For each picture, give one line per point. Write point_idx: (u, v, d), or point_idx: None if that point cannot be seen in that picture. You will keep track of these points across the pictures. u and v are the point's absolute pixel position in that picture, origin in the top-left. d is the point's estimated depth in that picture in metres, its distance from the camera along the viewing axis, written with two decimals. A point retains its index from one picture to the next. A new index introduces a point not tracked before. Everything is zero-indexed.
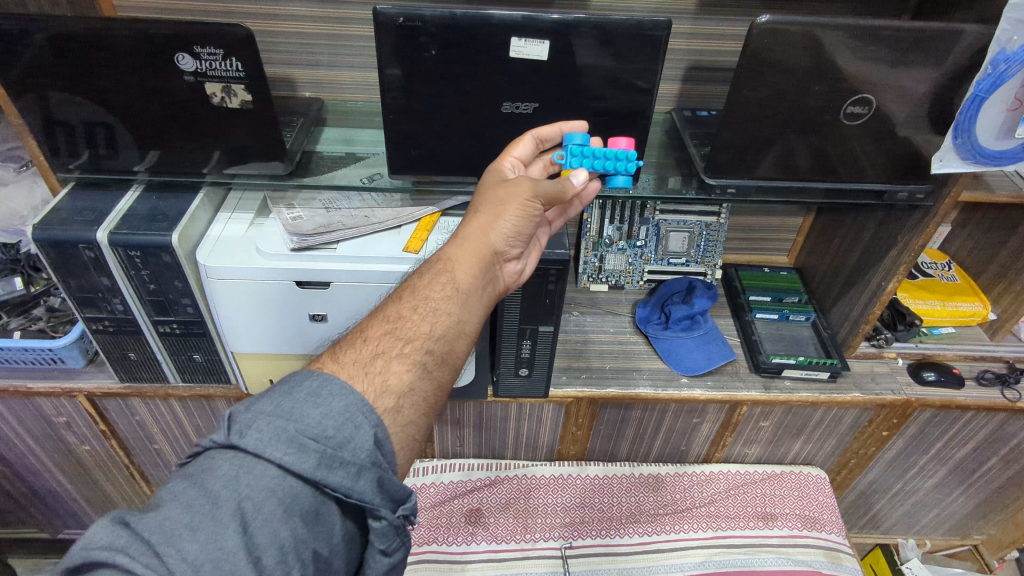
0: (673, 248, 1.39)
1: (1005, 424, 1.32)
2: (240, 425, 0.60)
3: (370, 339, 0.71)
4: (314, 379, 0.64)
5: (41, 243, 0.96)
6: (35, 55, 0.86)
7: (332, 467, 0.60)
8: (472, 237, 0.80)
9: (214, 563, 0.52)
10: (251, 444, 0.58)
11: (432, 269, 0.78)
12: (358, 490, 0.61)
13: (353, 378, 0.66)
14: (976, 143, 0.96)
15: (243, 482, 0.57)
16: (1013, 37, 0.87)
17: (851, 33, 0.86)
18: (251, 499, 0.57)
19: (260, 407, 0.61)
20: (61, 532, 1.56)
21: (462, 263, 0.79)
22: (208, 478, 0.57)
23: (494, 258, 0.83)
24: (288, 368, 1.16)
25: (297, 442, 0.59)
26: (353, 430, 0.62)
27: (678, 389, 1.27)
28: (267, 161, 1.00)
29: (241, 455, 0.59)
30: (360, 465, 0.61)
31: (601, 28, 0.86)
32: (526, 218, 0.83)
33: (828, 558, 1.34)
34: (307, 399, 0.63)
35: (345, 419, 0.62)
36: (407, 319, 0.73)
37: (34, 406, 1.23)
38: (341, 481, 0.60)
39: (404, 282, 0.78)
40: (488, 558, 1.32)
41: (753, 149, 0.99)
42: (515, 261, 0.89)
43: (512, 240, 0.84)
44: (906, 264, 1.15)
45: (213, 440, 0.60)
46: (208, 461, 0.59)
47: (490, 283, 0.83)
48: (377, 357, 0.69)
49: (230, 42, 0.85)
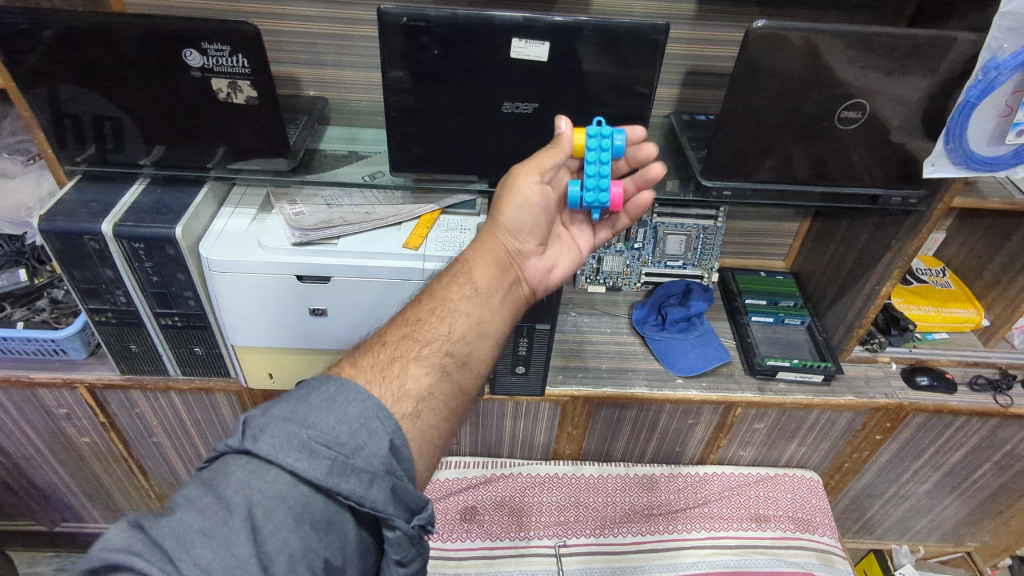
0: (671, 251, 1.40)
1: (998, 430, 1.33)
2: (254, 431, 0.60)
3: (388, 343, 0.72)
4: (331, 384, 0.65)
5: (47, 234, 0.98)
6: (46, 49, 0.88)
7: (344, 474, 0.60)
8: (485, 238, 0.85)
9: (227, 569, 0.53)
10: (264, 449, 0.59)
11: (451, 272, 0.81)
12: (371, 499, 0.60)
13: (370, 382, 0.67)
14: (967, 149, 0.97)
15: (255, 488, 0.58)
16: (1005, 45, 0.88)
17: (846, 40, 0.88)
18: (262, 506, 0.57)
19: (275, 412, 0.62)
20: (59, 524, 1.57)
21: (479, 263, 0.82)
22: (221, 483, 0.58)
23: (511, 256, 0.85)
24: (289, 362, 1.18)
25: (308, 448, 0.60)
26: (367, 436, 0.62)
27: (673, 390, 1.28)
28: (271, 157, 1.02)
29: (254, 461, 0.59)
30: (373, 473, 0.61)
31: (601, 32, 0.88)
32: (529, 205, 0.84)
33: (819, 560, 1.35)
34: (323, 404, 0.63)
35: (359, 424, 0.62)
36: (425, 322, 0.74)
37: (35, 397, 1.24)
38: (353, 489, 0.59)
39: (425, 285, 0.81)
40: (483, 554, 1.34)
41: (748, 152, 1.01)
42: (540, 259, 0.89)
43: (523, 235, 0.86)
44: (900, 269, 1.16)
45: (228, 445, 0.60)
46: (223, 466, 0.60)
47: (511, 284, 0.84)
48: (394, 361, 0.69)
49: (237, 39, 0.87)
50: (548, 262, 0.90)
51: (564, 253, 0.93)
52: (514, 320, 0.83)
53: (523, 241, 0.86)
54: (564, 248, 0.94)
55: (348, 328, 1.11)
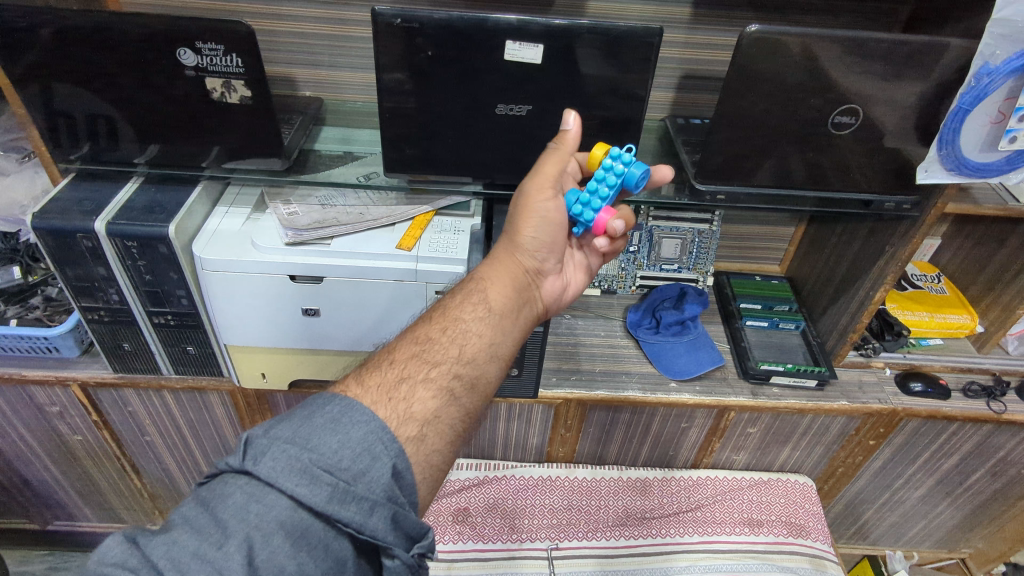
0: (665, 254, 1.40)
1: (991, 436, 1.33)
2: (255, 452, 0.59)
3: (396, 361, 0.72)
4: (336, 404, 0.64)
5: (41, 231, 0.98)
6: (40, 47, 0.88)
7: (344, 502, 0.59)
8: (502, 258, 0.86)
9: None
10: (264, 472, 0.58)
11: (465, 291, 0.81)
12: (371, 527, 0.59)
13: (376, 403, 0.66)
14: (959, 155, 0.97)
15: (254, 511, 0.57)
16: (997, 51, 0.87)
17: (840, 45, 0.88)
18: (259, 530, 0.56)
19: (278, 433, 0.61)
20: (50, 523, 1.57)
21: (495, 285, 0.82)
22: (220, 505, 0.57)
23: (527, 275, 0.86)
24: (281, 360, 1.18)
25: (309, 473, 0.59)
26: (370, 461, 0.61)
27: (666, 393, 1.28)
28: (266, 157, 1.02)
29: (254, 483, 0.58)
30: (374, 500, 0.60)
31: (595, 34, 0.88)
32: (546, 223, 0.85)
33: (812, 565, 1.35)
34: (327, 426, 0.62)
35: (362, 449, 0.62)
36: (435, 342, 0.74)
37: (28, 395, 1.24)
38: (353, 517, 0.59)
39: (436, 303, 0.81)
40: (475, 557, 1.33)
41: (742, 156, 1.01)
42: (554, 278, 0.90)
43: (541, 253, 0.87)
44: (895, 274, 1.16)
45: (229, 464, 0.60)
46: (222, 486, 0.59)
47: (527, 303, 0.85)
48: (402, 382, 0.69)
49: (230, 39, 0.87)
50: (561, 280, 0.91)
51: (578, 269, 0.95)
52: (527, 339, 0.83)
53: (540, 260, 0.87)
54: (579, 264, 0.95)
55: (340, 328, 1.11)
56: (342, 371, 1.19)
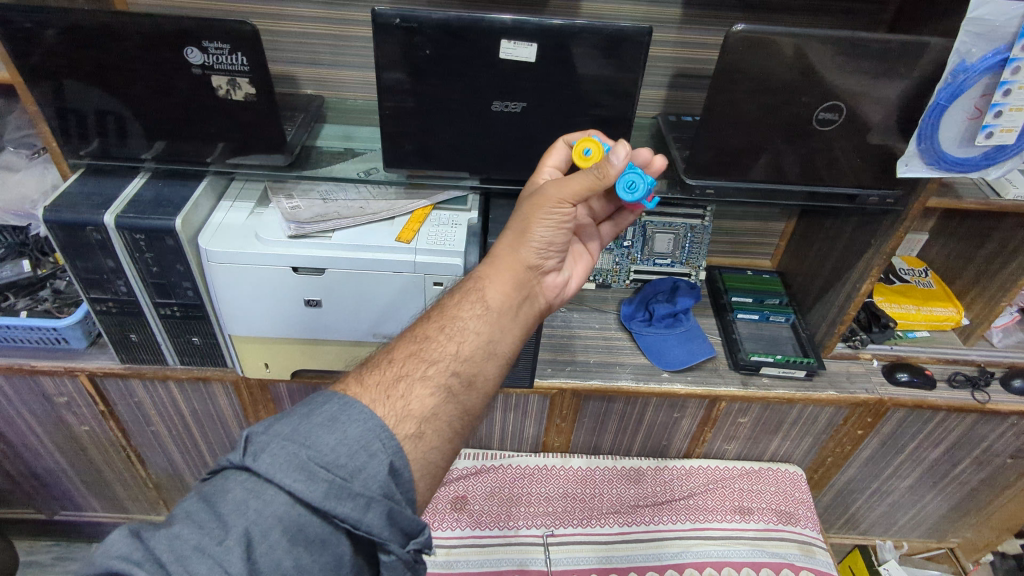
0: (659, 249, 1.44)
1: (976, 426, 1.36)
2: (255, 448, 0.63)
3: (395, 360, 0.75)
4: (334, 403, 0.67)
5: (52, 224, 1.01)
6: (49, 46, 0.91)
7: (341, 498, 0.62)
8: (505, 254, 0.86)
9: None
10: (263, 468, 0.61)
11: (463, 290, 0.83)
12: (367, 523, 0.62)
13: (374, 401, 0.69)
14: (938, 149, 1.00)
15: (254, 507, 0.60)
16: (973, 50, 0.90)
17: (822, 44, 0.91)
18: (258, 525, 0.59)
19: (277, 430, 0.64)
20: (56, 513, 1.61)
21: (495, 283, 0.83)
22: (221, 500, 0.60)
23: (530, 272, 0.87)
24: (284, 352, 1.21)
25: (307, 470, 0.62)
26: (367, 458, 0.65)
27: (659, 383, 1.31)
28: (269, 153, 1.05)
29: (253, 479, 0.62)
30: (370, 497, 0.63)
31: (587, 34, 0.91)
32: (555, 222, 0.85)
33: (801, 551, 1.38)
34: (325, 423, 0.65)
35: (359, 446, 0.65)
36: (433, 340, 0.77)
37: (37, 385, 1.27)
38: (349, 513, 0.62)
39: (434, 302, 0.83)
40: (471, 543, 1.37)
41: (729, 153, 1.05)
42: (555, 274, 0.91)
43: (545, 251, 0.87)
44: (878, 267, 1.20)
45: (230, 460, 0.63)
46: (223, 482, 0.62)
47: (526, 299, 0.86)
48: (399, 381, 0.72)
49: (234, 37, 0.90)
50: (562, 275, 0.93)
51: (577, 265, 0.97)
52: (527, 333, 0.85)
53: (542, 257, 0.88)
54: (575, 259, 0.97)
55: (340, 321, 1.15)
56: (342, 361, 1.22)
